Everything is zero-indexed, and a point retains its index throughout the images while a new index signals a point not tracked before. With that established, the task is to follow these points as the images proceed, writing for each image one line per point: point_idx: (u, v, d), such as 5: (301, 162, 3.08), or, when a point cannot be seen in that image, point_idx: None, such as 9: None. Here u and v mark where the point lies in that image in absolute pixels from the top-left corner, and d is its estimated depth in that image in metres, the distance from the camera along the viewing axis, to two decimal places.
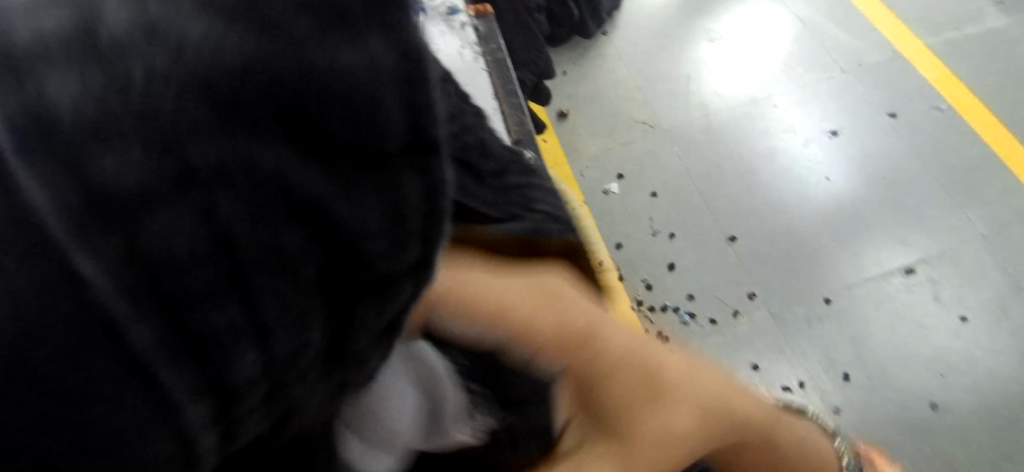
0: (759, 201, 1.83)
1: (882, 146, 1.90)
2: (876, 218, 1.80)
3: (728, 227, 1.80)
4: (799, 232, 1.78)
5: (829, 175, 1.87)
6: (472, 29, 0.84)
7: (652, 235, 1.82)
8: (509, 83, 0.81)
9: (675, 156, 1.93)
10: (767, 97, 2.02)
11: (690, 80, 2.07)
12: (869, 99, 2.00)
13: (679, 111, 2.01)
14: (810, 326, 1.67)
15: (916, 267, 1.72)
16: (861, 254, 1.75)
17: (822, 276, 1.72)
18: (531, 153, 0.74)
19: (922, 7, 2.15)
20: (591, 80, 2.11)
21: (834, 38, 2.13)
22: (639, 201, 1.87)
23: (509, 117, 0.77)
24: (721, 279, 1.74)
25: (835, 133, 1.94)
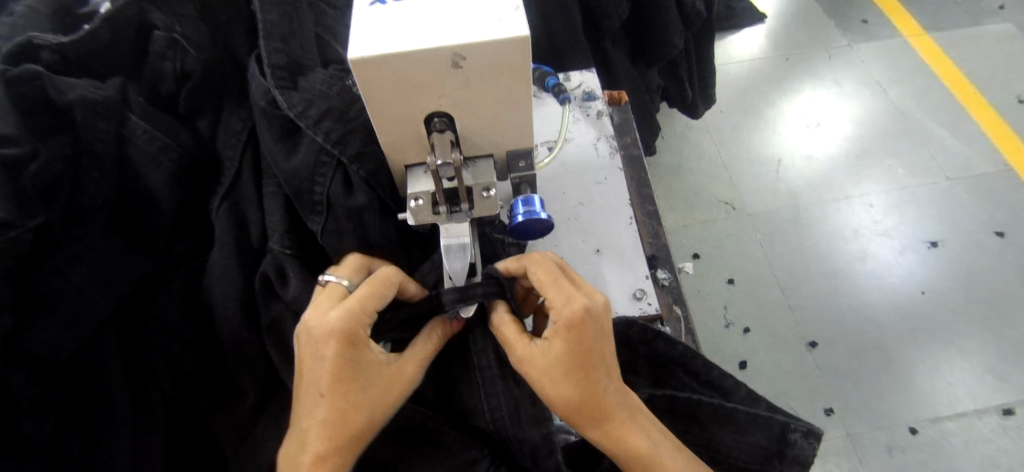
0: (846, 307, 1.50)
1: (991, 269, 1.54)
2: (971, 342, 1.44)
3: (807, 329, 1.48)
4: (888, 350, 1.44)
5: (924, 290, 1.52)
6: (608, 119, 0.77)
7: (723, 326, 1.51)
8: (644, 187, 0.74)
9: (756, 244, 1.63)
10: (854, 188, 1.70)
11: (779, 165, 1.76)
12: (973, 211, 1.64)
13: (764, 194, 1.71)
14: (890, 457, 1.31)
15: (1017, 407, 1.34)
16: (955, 382, 1.38)
17: (910, 406, 1.36)
18: (665, 272, 0.67)
19: None
20: (675, 150, 1.84)
21: (939, 139, 1.77)
22: (713, 288, 1.57)
23: (642, 227, 0.70)
24: (794, 389, 1.41)
25: (933, 245, 1.59)
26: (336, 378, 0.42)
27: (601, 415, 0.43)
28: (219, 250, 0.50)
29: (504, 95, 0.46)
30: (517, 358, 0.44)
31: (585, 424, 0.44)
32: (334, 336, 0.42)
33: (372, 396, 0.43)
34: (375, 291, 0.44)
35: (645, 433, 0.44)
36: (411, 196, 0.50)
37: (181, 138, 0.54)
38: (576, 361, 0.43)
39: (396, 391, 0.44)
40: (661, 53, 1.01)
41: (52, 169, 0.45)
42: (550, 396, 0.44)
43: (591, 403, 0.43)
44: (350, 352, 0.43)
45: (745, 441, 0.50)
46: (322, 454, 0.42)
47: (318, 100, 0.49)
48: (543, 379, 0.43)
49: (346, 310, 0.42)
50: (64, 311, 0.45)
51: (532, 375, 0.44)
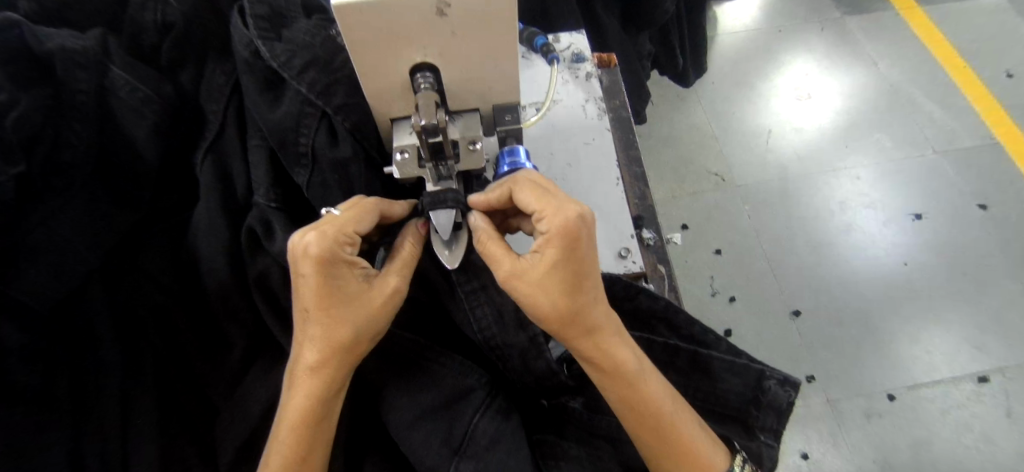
0: (830, 277, 1.53)
1: (973, 241, 1.56)
2: (949, 311, 1.47)
3: (792, 298, 1.51)
4: (870, 319, 1.47)
5: (907, 260, 1.55)
6: (597, 80, 0.77)
7: (710, 295, 1.53)
8: (631, 149, 0.74)
9: (744, 215, 1.64)
10: (841, 161, 1.71)
11: (768, 137, 1.76)
12: (957, 184, 1.66)
13: (753, 166, 1.72)
14: (868, 422, 1.35)
15: (991, 375, 1.38)
16: (932, 350, 1.42)
17: (889, 372, 1.40)
18: (650, 232, 0.68)
19: None
20: (667, 121, 1.84)
21: (927, 112, 1.78)
22: (701, 258, 1.59)
23: (629, 188, 0.71)
24: (776, 356, 1.44)
25: (918, 217, 1.61)
26: (321, 299, 0.44)
27: (586, 327, 0.46)
28: (204, 203, 0.50)
29: (489, 46, 0.45)
30: (506, 271, 0.45)
31: (570, 335, 0.46)
32: (311, 257, 0.43)
33: (356, 309, 0.45)
34: (360, 216, 0.45)
35: (630, 349, 0.47)
36: (396, 150, 0.50)
37: (163, 90, 0.53)
38: (565, 273, 0.44)
39: (380, 305, 0.46)
40: (651, 17, 1.00)
41: (32, 118, 0.45)
42: (537, 308, 0.45)
43: (576, 315, 0.45)
44: (329, 272, 0.44)
45: (724, 388, 0.52)
46: (316, 365, 0.45)
47: (301, 50, 0.49)
48: (535, 291, 0.45)
49: (322, 233, 0.43)
50: (52, 256, 0.45)
51: (518, 288, 0.45)
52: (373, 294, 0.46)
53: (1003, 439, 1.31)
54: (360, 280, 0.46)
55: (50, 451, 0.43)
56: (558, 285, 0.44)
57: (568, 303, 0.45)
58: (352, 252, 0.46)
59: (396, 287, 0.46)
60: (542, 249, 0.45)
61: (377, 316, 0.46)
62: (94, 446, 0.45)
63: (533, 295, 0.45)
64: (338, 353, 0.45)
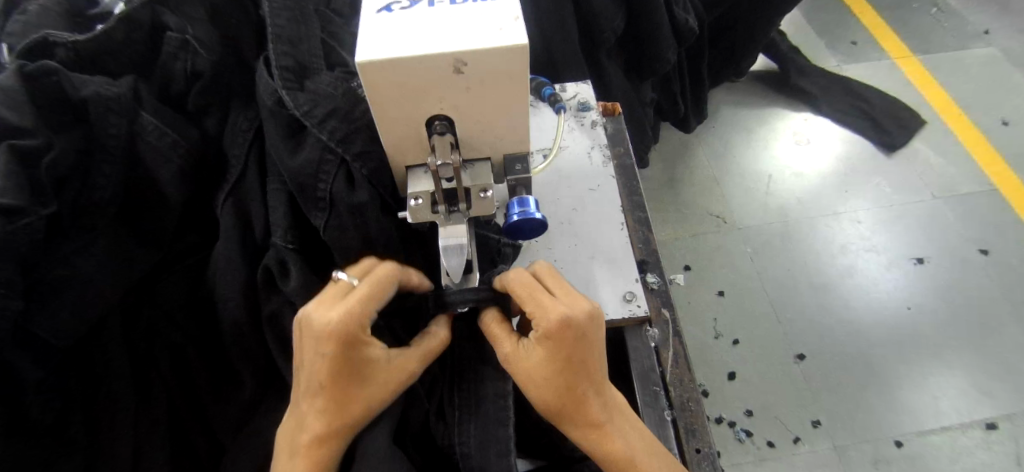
0: (834, 321, 1.53)
1: (974, 286, 1.56)
2: (953, 355, 1.46)
3: (796, 342, 1.50)
4: (875, 364, 1.46)
5: (911, 305, 1.54)
6: (602, 128, 0.80)
7: (714, 337, 1.53)
8: (636, 194, 0.76)
9: (746, 257, 1.65)
10: (840, 204, 1.73)
11: (769, 180, 1.79)
12: (958, 230, 1.67)
13: (755, 208, 1.74)
14: (877, 469, 1.32)
15: (1000, 423, 1.36)
16: (939, 395, 1.40)
17: (895, 416, 1.38)
18: (654, 276, 0.69)
19: None
20: (670, 163, 1.87)
21: (926, 158, 1.82)
22: (703, 299, 1.59)
23: (633, 232, 0.73)
24: (783, 401, 1.42)
25: (919, 261, 1.62)
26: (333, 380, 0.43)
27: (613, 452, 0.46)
28: (224, 243, 0.52)
29: (502, 99, 0.48)
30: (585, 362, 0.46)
31: (589, 440, 0.46)
32: (332, 340, 0.42)
33: (374, 388, 0.45)
34: (373, 291, 0.45)
35: (620, 436, 0.47)
36: (411, 196, 0.51)
37: (189, 134, 0.55)
38: (609, 432, 0.46)
39: (394, 378, 0.46)
40: (655, 66, 1.04)
41: (63, 161, 0.47)
42: (606, 447, 0.46)
43: (633, 462, 0.45)
44: (349, 353, 0.43)
45: None
46: (323, 435, 0.45)
47: (323, 100, 0.51)
48: (540, 390, 0.46)
49: (348, 316, 0.42)
50: (76, 294, 0.46)
51: (553, 379, 0.45)
52: (372, 367, 0.45)
53: None
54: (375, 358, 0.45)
55: None
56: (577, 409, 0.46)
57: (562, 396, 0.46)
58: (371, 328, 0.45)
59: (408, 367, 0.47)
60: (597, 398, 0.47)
61: (343, 382, 0.44)
62: None
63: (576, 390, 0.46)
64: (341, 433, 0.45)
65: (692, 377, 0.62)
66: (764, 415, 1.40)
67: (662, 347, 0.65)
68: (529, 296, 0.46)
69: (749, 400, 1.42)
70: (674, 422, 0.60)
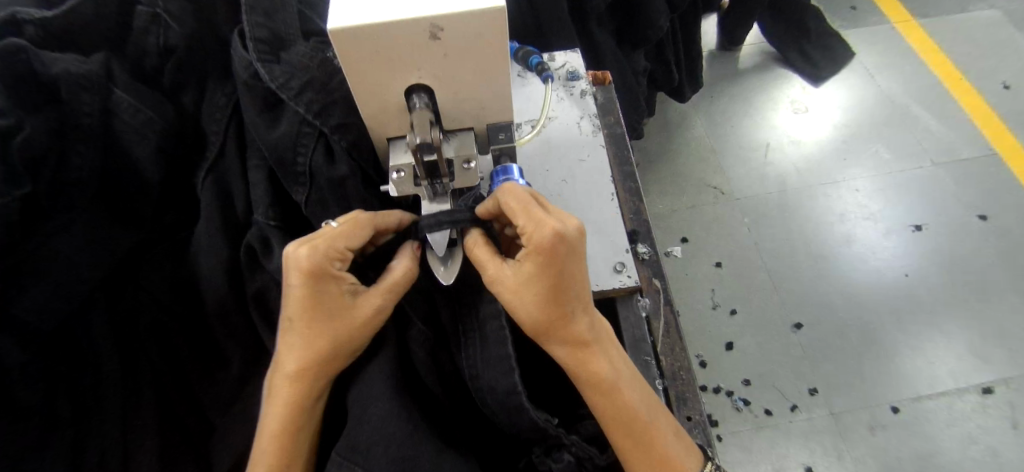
0: (831, 289, 1.52)
1: (971, 252, 1.56)
2: (949, 321, 1.46)
3: (793, 311, 1.50)
4: (872, 331, 1.46)
5: (909, 272, 1.54)
6: (592, 98, 0.78)
7: (711, 308, 1.53)
8: (626, 165, 0.75)
9: (744, 228, 1.64)
10: (838, 173, 1.71)
11: (766, 150, 1.77)
12: (957, 196, 1.66)
13: (752, 178, 1.73)
14: (872, 434, 1.34)
15: (996, 387, 1.37)
16: (935, 361, 1.41)
17: (891, 382, 1.39)
18: (645, 247, 0.69)
19: None
20: (666, 135, 1.85)
21: (926, 125, 1.79)
22: (701, 271, 1.59)
23: (624, 203, 0.72)
24: (779, 369, 1.43)
25: (918, 228, 1.61)
26: (302, 308, 0.45)
27: (592, 374, 0.47)
28: (205, 221, 0.52)
29: (482, 65, 0.46)
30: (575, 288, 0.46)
31: (568, 359, 0.47)
32: (301, 269, 0.44)
33: (342, 325, 0.46)
34: (354, 232, 0.46)
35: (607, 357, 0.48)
36: (393, 169, 0.50)
37: (165, 111, 0.54)
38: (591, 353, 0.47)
39: (362, 317, 0.46)
40: (647, 34, 1.01)
41: (37, 140, 0.45)
42: (589, 367, 0.47)
43: (615, 385, 0.47)
44: (317, 285, 0.45)
45: None
46: (296, 372, 0.45)
47: (299, 72, 0.50)
48: (526, 307, 0.46)
49: (313, 247, 0.44)
50: (54, 276, 0.45)
51: (540, 291, 0.45)
52: (344, 303, 0.46)
53: (1010, 452, 1.30)
54: (345, 297, 0.47)
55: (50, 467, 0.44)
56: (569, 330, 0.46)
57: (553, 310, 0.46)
58: (342, 267, 0.47)
59: (378, 308, 0.47)
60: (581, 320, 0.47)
61: (315, 314, 0.45)
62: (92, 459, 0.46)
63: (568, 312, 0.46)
64: (320, 366, 0.46)
65: (683, 346, 0.63)
66: (761, 384, 1.41)
67: (653, 317, 0.64)
68: (522, 211, 0.46)
69: (746, 370, 1.43)
70: (664, 392, 0.60)
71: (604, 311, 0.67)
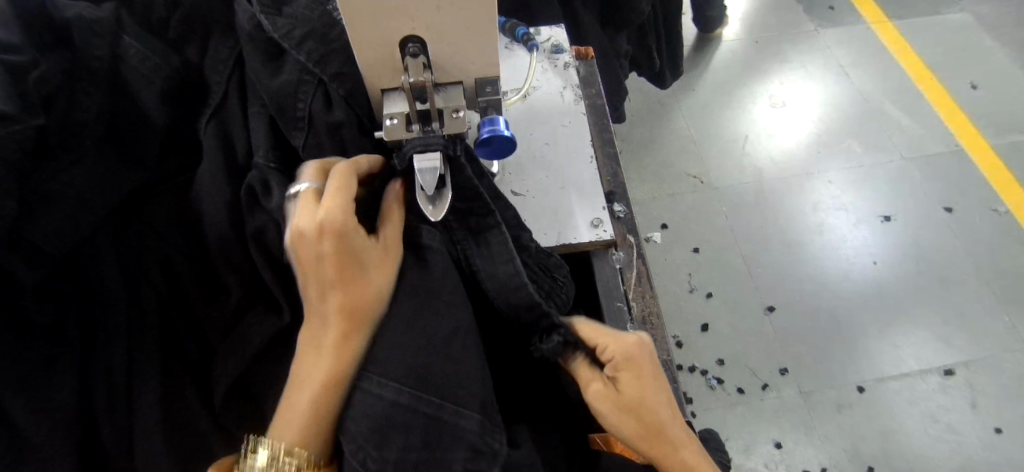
0: (803, 275, 1.59)
1: (936, 242, 1.63)
2: (913, 306, 1.54)
3: (766, 295, 1.57)
4: (841, 315, 1.53)
5: (877, 259, 1.61)
6: (574, 69, 0.83)
7: (688, 291, 1.59)
8: (605, 132, 0.80)
9: (721, 215, 1.70)
10: (812, 165, 1.79)
11: (745, 142, 1.84)
12: (924, 189, 1.73)
13: (731, 168, 1.79)
14: (839, 412, 1.40)
15: (956, 368, 1.45)
16: (899, 343, 1.48)
17: (858, 363, 1.46)
18: (621, 206, 0.73)
19: (1007, 99, 1.91)
20: (648, 126, 1.90)
21: (897, 121, 1.87)
22: (679, 256, 1.65)
23: (602, 166, 0.76)
24: (751, 349, 1.49)
25: (887, 219, 1.68)
26: (336, 265, 0.47)
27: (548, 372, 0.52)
28: (208, 163, 0.55)
29: (471, 19, 0.51)
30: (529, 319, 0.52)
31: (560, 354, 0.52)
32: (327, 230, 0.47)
33: (372, 272, 0.49)
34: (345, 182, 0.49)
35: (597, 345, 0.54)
36: (386, 116, 0.54)
37: (171, 60, 0.57)
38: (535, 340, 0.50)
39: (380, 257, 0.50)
40: (629, 17, 1.06)
41: (51, 78, 0.49)
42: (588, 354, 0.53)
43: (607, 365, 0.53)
44: (345, 237, 0.47)
45: None
46: (339, 327, 0.47)
47: (300, 24, 0.53)
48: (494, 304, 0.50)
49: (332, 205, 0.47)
50: (64, 204, 0.48)
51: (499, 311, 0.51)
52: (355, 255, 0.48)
53: (965, 428, 1.38)
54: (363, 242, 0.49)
55: (60, 381, 0.47)
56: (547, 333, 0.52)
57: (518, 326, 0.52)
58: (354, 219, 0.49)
59: (386, 255, 0.50)
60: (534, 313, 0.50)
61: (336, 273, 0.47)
62: (102, 378, 0.50)
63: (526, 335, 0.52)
64: (357, 315, 0.48)
65: (654, 294, 0.68)
66: (734, 363, 1.48)
67: (627, 269, 0.69)
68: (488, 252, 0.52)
69: (721, 350, 1.49)
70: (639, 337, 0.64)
71: (582, 265, 0.72)
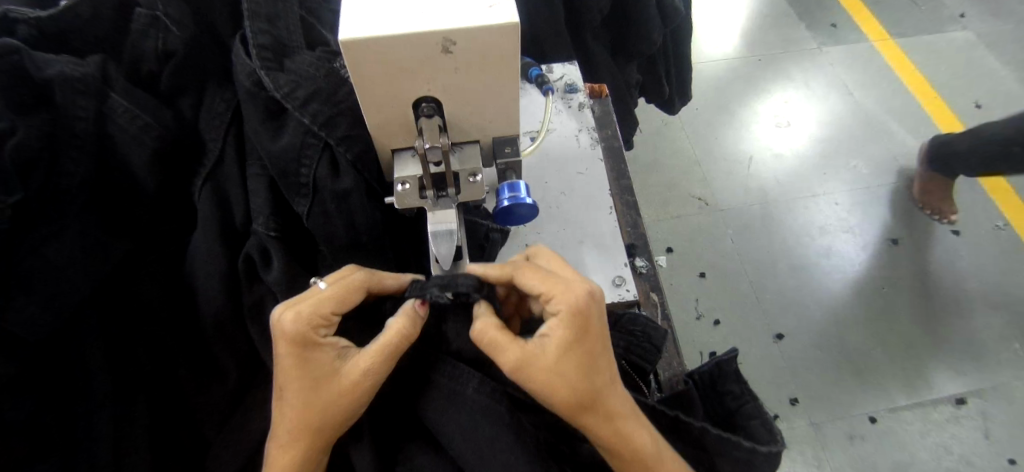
0: (811, 300, 1.56)
1: (944, 265, 1.60)
2: (921, 331, 1.51)
3: (774, 322, 1.53)
4: (851, 343, 1.49)
5: (885, 285, 1.58)
6: (590, 111, 0.79)
7: (695, 318, 1.55)
8: (623, 178, 0.76)
9: (727, 239, 1.67)
10: (817, 186, 1.76)
11: (750, 163, 1.81)
12: None
13: (736, 190, 1.75)
14: (851, 443, 1.37)
15: (968, 397, 1.41)
16: (911, 372, 1.45)
17: (868, 391, 1.43)
18: (643, 260, 0.69)
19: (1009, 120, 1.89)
20: (652, 147, 1.87)
21: (903, 143, 1.84)
22: (685, 281, 1.61)
23: (621, 216, 0.73)
24: (761, 376, 1.45)
25: (894, 241, 1.65)
26: None
27: (609, 412, 0.44)
28: (202, 230, 0.50)
29: (493, 80, 0.46)
30: (525, 363, 0.43)
31: (597, 425, 0.44)
32: (284, 337, 0.43)
33: None
34: (338, 297, 0.45)
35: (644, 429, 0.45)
36: (397, 180, 0.50)
37: (163, 117, 0.52)
38: (584, 349, 0.44)
39: (385, 347, 0.44)
40: (640, 48, 1.02)
41: (29, 145, 0.44)
42: (626, 439, 0.44)
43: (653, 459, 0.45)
44: (304, 353, 0.44)
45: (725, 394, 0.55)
46: None
47: (304, 82, 0.49)
48: (552, 376, 0.43)
49: (297, 314, 0.43)
50: (45, 286, 0.44)
51: (564, 359, 0.43)
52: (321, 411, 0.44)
53: (979, 459, 1.34)
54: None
55: None
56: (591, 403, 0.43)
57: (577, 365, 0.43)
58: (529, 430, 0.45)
59: (366, 370, 0.44)
60: (557, 300, 0.45)
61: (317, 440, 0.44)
62: None
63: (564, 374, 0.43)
64: None
65: (680, 360, 0.63)
66: None
67: None
68: (541, 279, 0.47)
69: None
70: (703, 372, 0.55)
71: None
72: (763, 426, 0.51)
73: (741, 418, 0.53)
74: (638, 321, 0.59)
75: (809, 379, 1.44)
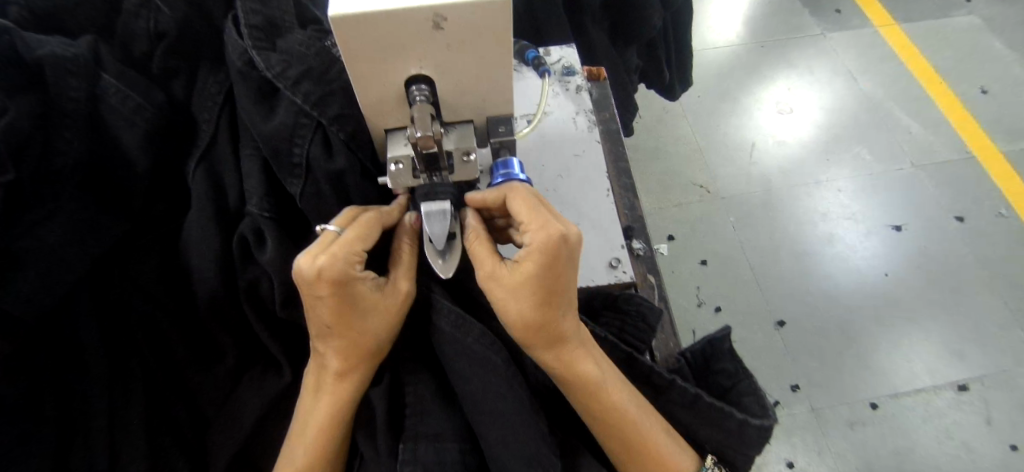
0: (813, 287, 1.55)
1: (947, 251, 1.59)
2: (924, 318, 1.50)
3: (776, 309, 1.52)
4: (852, 330, 1.49)
5: (888, 271, 1.57)
6: (587, 93, 0.78)
7: (696, 305, 1.55)
8: (620, 160, 0.76)
9: (729, 226, 1.66)
10: (819, 173, 1.74)
11: (752, 150, 1.79)
12: (935, 198, 1.69)
13: (738, 177, 1.74)
14: (852, 430, 1.37)
15: (970, 384, 1.41)
16: (912, 359, 1.44)
17: (870, 377, 1.42)
18: (639, 242, 0.69)
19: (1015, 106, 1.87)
20: (653, 135, 1.86)
21: (907, 128, 1.82)
22: (686, 269, 1.60)
23: (618, 198, 0.72)
24: (762, 363, 1.45)
25: (898, 228, 1.64)
26: None
27: (558, 337, 0.47)
28: (196, 211, 0.50)
29: (485, 56, 0.46)
30: (487, 275, 0.46)
31: (547, 348, 0.47)
32: (326, 279, 0.43)
33: None
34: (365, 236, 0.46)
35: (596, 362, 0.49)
36: (391, 161, 0.50)
37: (155, 98, 0.52)
38: (549, 284, 0.45)
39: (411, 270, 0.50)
40: (639, 31, 1.01)
41: (22, 124, 0.44)
42: (576, 372, 0.47)
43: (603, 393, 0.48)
44: (344, 292, 0.44)
45: (717, 370, 0.55)
46: None
47: (295, 61, 0.49)
48: (511, 298, 0.45)
49: (334, 255, 0.43)
50: (42, 267, 0.44)
51: (529, 287, 0.45)
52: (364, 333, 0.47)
53: (980, 445, 1.34)
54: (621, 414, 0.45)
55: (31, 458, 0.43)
56: (546, 333, 0.46)
57: (541, 297, 0.45)
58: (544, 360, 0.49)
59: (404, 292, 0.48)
60: (533, 234, 0.45)
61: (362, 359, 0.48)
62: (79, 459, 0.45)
63: (524, 300, 0.45)
64: None
65: (676, 341, 0.63)
66: None
67: None
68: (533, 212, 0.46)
69: None
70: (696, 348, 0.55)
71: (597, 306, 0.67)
72: (757, 402, 0.51)
73: (734, 394, 0.53)
74: (633, 301, 0.60)
75: (810, 365, 1.44)
